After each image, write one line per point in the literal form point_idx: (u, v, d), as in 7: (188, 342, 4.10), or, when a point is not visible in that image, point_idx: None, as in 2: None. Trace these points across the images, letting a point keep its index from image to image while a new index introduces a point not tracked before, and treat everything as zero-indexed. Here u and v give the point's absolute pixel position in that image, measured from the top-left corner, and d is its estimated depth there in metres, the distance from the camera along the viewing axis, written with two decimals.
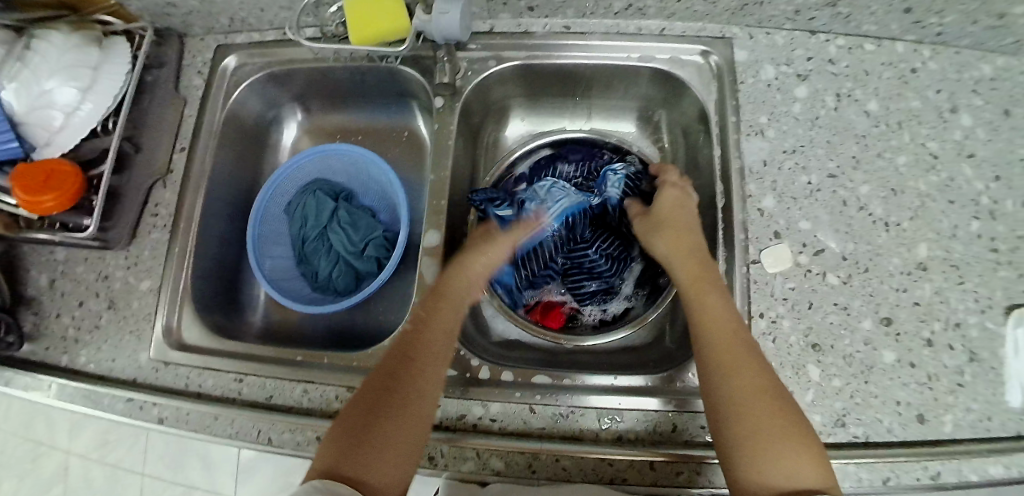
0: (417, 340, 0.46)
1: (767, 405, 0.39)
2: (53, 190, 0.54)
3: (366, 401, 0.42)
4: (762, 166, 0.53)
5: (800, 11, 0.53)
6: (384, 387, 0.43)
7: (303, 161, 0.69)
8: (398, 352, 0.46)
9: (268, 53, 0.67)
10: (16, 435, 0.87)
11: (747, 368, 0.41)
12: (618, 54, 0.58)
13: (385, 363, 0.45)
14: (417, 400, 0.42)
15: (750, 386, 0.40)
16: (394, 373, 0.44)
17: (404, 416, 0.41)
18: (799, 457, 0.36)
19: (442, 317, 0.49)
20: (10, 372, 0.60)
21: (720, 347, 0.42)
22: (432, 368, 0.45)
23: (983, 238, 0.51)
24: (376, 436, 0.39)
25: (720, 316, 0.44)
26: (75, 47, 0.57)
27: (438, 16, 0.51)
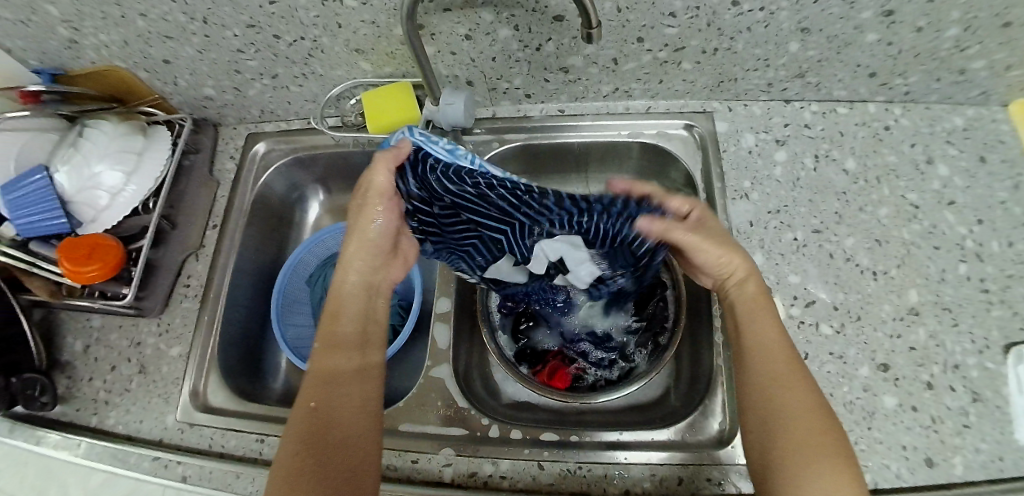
0: (330, 377, 0.46)
1: (814, 428, 0.40)
2: (97, 261, 0.60)
3: (298, 456, 0.41)
4: (749, 226, 0.57)
5: (772, 84, 0.59)
6: (312, 436, 0.43)
7: (324, 237, 0.75)
8: (309, 394, 0.45)
9: (295, 140, 0.75)
10: None
11: (803, 393, 0.42)
12: (608, 132, 0.64)
13: (298, 412, 0.44)
14: (351, 434, 0.44)
15: (804, 411, 0.40)
16: (320, 416, 0.44)
17: (343, 458, 0.42)
18: (837, 481, 0.37)
19: (347, 337, 0.48)
20: (40, 431, 0.64)
21: (773, 369, 0.43)
22: (358, 397, 0.46)
23: (972, 279, 0.53)
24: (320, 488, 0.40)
25: (774, 342, 0.44)
26: (121, 136, 0.64)
27: (445, 107, 0.57)
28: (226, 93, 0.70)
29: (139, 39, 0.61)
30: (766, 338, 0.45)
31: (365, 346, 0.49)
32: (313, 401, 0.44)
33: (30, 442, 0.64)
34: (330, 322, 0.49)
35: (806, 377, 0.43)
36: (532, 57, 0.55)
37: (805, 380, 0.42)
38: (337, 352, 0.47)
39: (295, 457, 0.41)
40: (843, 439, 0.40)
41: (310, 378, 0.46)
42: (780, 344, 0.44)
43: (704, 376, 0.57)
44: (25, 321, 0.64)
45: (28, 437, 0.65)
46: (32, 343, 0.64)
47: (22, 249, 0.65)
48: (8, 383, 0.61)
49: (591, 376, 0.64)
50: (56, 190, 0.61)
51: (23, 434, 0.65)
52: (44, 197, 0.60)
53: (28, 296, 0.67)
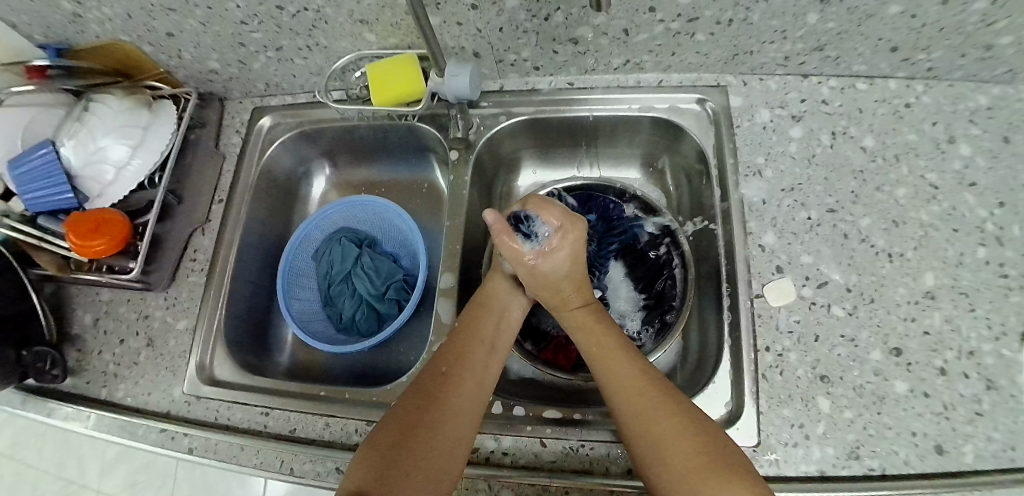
0: (456, 355, 0.49)
1: (688, 460, 0.40)
2: (104, 236, 0.60)
3: (399, 430, 0.44)
4: (762, 204, 0.56)
5: (789, 57, 0.57)
6: (426, 400, 0.45)
7: (330, 213, 0.75)
8: (439, 365, 0.49)
9: (299, 114, 0.74)
10: (49, 473, 0.88)
11: (660, 425, 0.42)
12: (619, 106, 0.62)
13: (423, 377, 0.48)
14: (457, 415, 0.45)
15: (675, 445, 0.41)
16: (435, 387, 0.47)
17: (443, 431, 0.44)
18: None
19: (484, 329, 0.52)
20: (53, 403, 0.65)
21: (632, 406, 0.44)
22: (475, 384, 0.48)
23: (992, 263, 0.51)
24: (416, 451, 0.42)
25: (625, 375, 0.46)
26: (127, 110, 0.64)
27: (451, 79, 0.56)
28: (230, 66, 0.69)
29: (142, 10, 0.60)
30: (615, 372, 0.47)
31: (491, 350, 0.51)
32: (436, 371, 0.48)
33: (41, 415, 0.65)
34: (472, 313, 0.54)
35: (667, 402, 0.44)
36: (540, 27, 0.54)
37: (672, 411, 0.43)
38: (469, 338, 0.51)
39: (408, 415, 0.44)
40: (733, 456, 0.41)
41: (441, 352, 0.50)
42: (633, 377, 0.46)
43: (712, 358, 0.55)
44: (34, 296, 0.64)
45: (39, 408, 0.65)
46: (41, 317, 0.64)
47: (30, 225, 0.66)
48: (18, 356, 0.61)
49: None
50: (63, 164, 0.61)
51: (34, 406, 0.66)
52: (52, 170, 0.60)
53: (38, 270, 0.67)
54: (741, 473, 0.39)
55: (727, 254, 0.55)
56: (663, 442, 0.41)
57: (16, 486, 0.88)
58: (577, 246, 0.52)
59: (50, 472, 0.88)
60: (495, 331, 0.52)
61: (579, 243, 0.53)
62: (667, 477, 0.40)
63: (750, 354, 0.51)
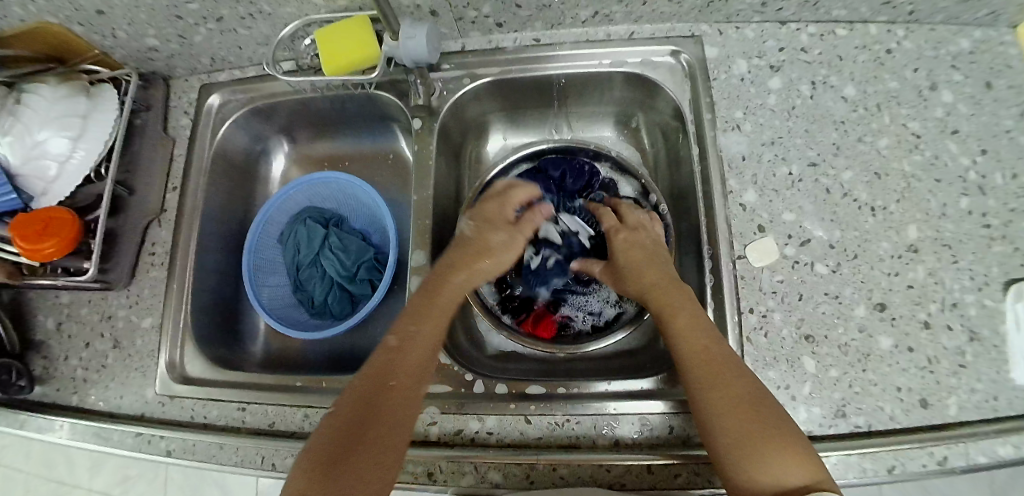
0: (393, 358, 0.45)
1: (763, 420, 0.39)
2: (52, 236, 0.54)
3: (333, 438, 0.40)
4: (742, 160, 0.53)
5: (766, 3, 0.54)
6: (363, 410, 0.42)
7: (292, 192, 0.70)
8: (372, 371, 0.45)
9: (250, 89, 0.69)
10: (38, 476, 0.84)
11: (733, 388, 0.41)
12: (590, 62, 0.59)
13: (357, 387, 0.44)
14: (395, 419, 0.42)
15: (742, 408, 0.40)
16: (374, 394, 0.43)
17: (381, 439, 0.41)
18: (792, 462, 0.37)
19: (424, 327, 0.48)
20: (24, 415, 0.61)
21: (709, 374, 0.42)
22: (410, 384, 0.44)
23: (974, 213, 0.50)
24: (352, 455, 0.39)
25: (695, 337, 0.44)
26: (63, 99, 0.58)
27: (406, 41, 0.52)
28: (171, 41, 0.63)
29: None
30: (686, 336, 0.44)
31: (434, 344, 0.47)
32: (372, 379, 0.44)
33: (12, 427, 0.61)
34: (411, 311, 0.49)
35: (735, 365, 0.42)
36: None
37: (741, 373, 0.42)
38: (407, 335, 0.47)
39: (345, 417, 0.41)
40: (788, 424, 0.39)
41: (377, 356, 0.46)
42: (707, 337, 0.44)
43: None
44: None
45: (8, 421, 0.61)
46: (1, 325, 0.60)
47: None
48: None
49: (579, 323, 0.62)
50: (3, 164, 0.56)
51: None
52: None
53: None
54: (794, 445, 0.38)
55: (706, 216, 0.54)
56: (733, 405, 0.40)
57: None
58: (644, 242, 0.54)
59: (40, 474, 0.84)
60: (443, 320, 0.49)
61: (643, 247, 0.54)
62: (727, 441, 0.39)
63: (733, 317, 0.49)
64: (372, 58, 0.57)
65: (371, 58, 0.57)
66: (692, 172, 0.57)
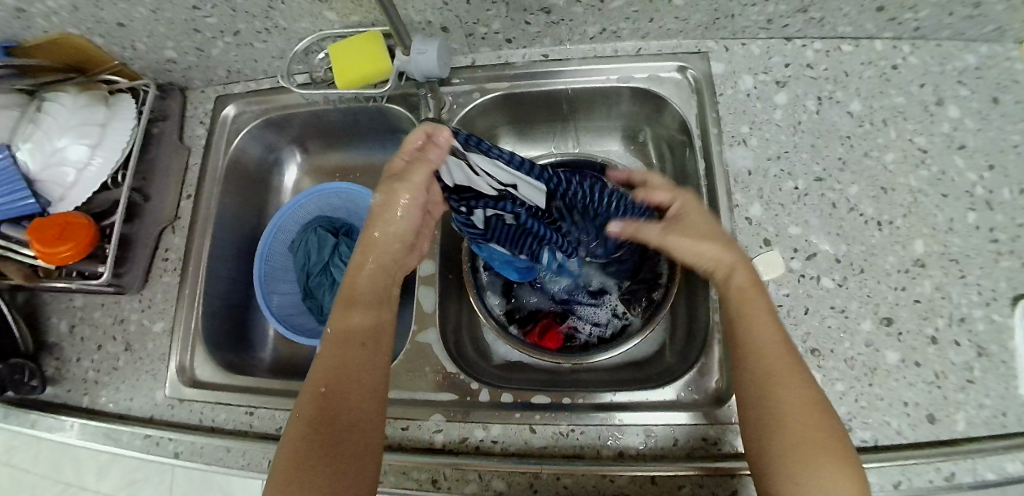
0: (335, 363, 0.44)
1: (817, 427, 0.38)
2: (68, 241, 0.56)
3: (293, 460, 0.39)
4: (747, 174, 0.54)
5: (772, 20, 0.55)
6: (316, 422, 0.41)
7: (303, 201, 0.71)
8: (317, 380, 0.43)
9: (264, 101, 0.70)
10: (47, 478, 0.85)
11: (796, 390, 0.40)
12: (597, 77, 0.60)
13: (305, 401, 0.42)
14: (358, 421, 0.42)
15: (799, 411, 0.39)
16: (324, 404, 0.42)
17: (348, 445, 0.41)
18: (838, 475, 0.37)
19: (361, 325, 0.46)
20: (35, 415, 0.63)
21: (773, 370, 0.41)
22: (363, 384, 0.44)
23: (982, 228, 0.50)
24: (319, 469, 0.39)
25: (764, 335, 0.42)
26: (83, 108, 0.60)
27: (417, 56, 0.53)
28: (188, 54, 0.65)
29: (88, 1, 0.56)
30: (752, 332, 0.43)
31: (377, 337, 0.46)
32: (319, 387, 0.43)
33: (25, 426, 0.62)
34: (343, 313, 0.47)
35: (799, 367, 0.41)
36: None
37: (803, 375, 0.41)
38: (347, 335, 0.46)
39: (302, 435, 0.40)
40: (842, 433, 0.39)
41: (318, 365, 0.44)
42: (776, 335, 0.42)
43: (701, 329, 0.54)
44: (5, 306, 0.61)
45: (21, 421, 0.63)
46: (15, 327, 0.62)
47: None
48: None
49: (584, 333, 0.63)
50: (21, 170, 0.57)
51: (16, 418, 0.63)
52: (9, 176, 0.56)
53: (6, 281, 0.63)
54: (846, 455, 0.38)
55: None
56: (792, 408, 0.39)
57: (16, 490, 0.86)
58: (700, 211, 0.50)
59: (48, 476, 0.85)
60: (376, 314, 0.47)
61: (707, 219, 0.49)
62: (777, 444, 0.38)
63: None
64: (381, 71, 0.57)
65: (380, 72, 0.57)
66: (698, 186, 0.57)
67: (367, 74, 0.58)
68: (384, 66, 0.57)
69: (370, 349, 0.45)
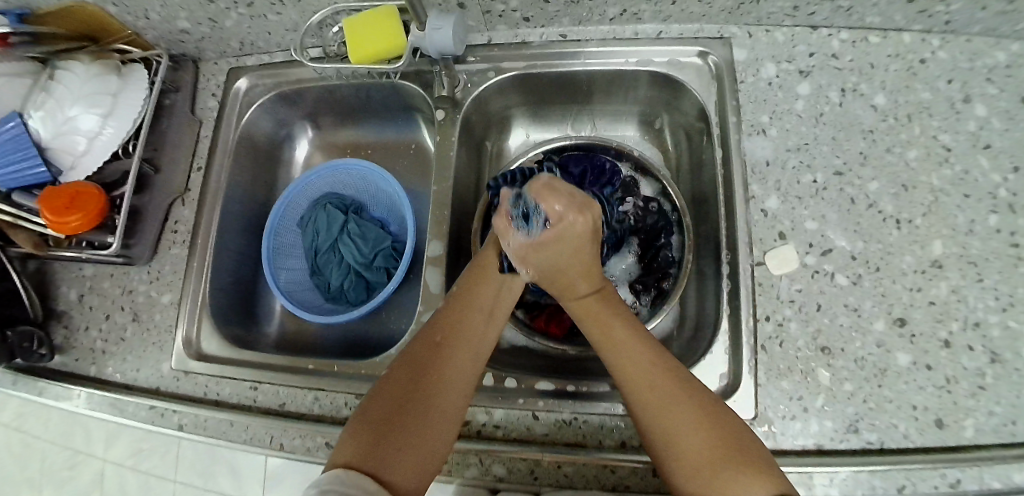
0: (451, 326, 0.46)
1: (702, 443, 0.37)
2: (78, 211, 0.56)
3: (390, 404, 0.40)
4: (766, 165, 0.53)
5: (799, 7, 0.53)
6: (419, 372, 0.42)
7: (314, 178, 0.71)
8: (435, 333, 0.46)
9: (277, 74, 0.70)
10: (56, 443, 0.86)
11: (677, 403, 0.39)
12: (616, 60, 0.59)
13: (415, 347, 0.45)
14: (450, 388, 0.43)
15: (678, 423, 0.39)
16: (428, 359, 0.43)
17: (439, 407, 0.41)
18: (749, 479, 0.35)
19: (484, 299, 0.49)
20: (43, 383, 0.63)
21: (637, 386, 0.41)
22: (469, 355, 0.45)
23: (1003, 232, 0.49)
24: (411, 419, 0.39)
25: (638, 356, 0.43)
26: (95, 77, 0.59)
27: (432, 32, 0.52)
28: (202, 24, 0.64)
29: None
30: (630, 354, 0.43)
31: (491, 313, 0.49)
32: (432, 340, 0.45)
33: (32, 393, 0.63)
34: (473, 279, 0.50)
35: (676, 381, 0.41)
36: None
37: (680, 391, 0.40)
38: (469, 303, 0.48)
39: (405, 383, 0.42)
40: (748, 442, 0.38)
41: (436, 322, 0.47)
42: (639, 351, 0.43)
43: (709, 323, 0.54)
44: (14, 273, 0.61)
45: (29, 387, 0.64)
46: (25, 295, 0.62)
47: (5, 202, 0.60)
48: (3, 335, 0.60)
49: None
50: (33, 137, 0.57)
51: (25, 385, 0.64)
52: (22, 144, 0.56)
53: (16, 248, 0.63)
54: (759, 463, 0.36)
55: (726, 219, 0.53)
56: (664, 406, 0.40)
57: (26, 455, 0.88)
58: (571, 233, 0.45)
59: (58, 441, 0.87)
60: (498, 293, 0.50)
61: (592, 229, 0.45)
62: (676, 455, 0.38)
63: (749, 323, 0.49)
64: (401, 49, 0.57)
65: (400, 50, 0.57)
66: (714, 175, 0.56)
67: (388, 51, 0.57)
68: (403, 43, 0.56)
69: (485, 323, 0.48)
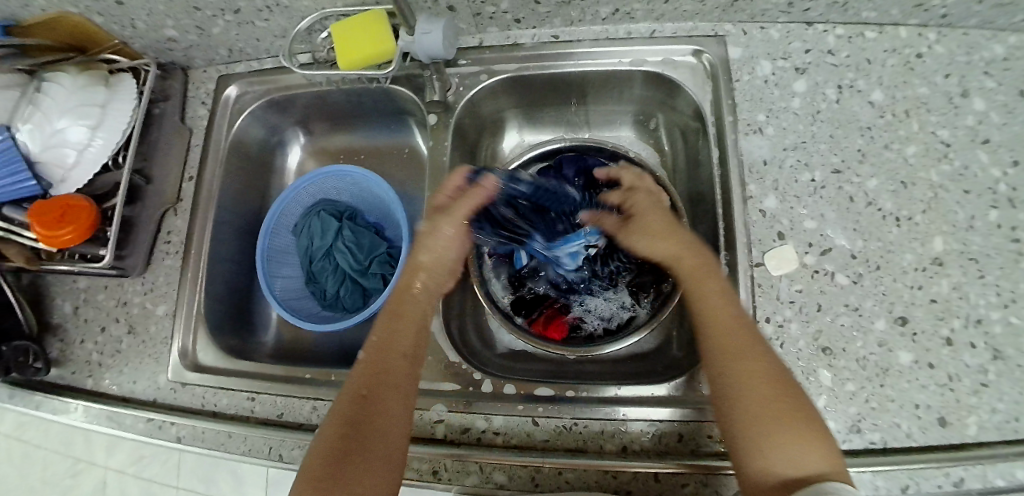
0: (371, 373, 0.44)
1: (769, 402, 0.39)
2: (70, 224, 0.55)
3: (329, 463, 0.40)
4: (763, 164, 0.52)
5: (793, 3, 0.53)
6: (349, 430, 0.41)
7: (307, 185, 0.70)
8: (358, 383, 0.44)
9: (267, 81, 0.69)
10: (58, 453, 0.86)
11: (757, 366, 0.40)
12: (609, 60, 0.58)
13: (343, 405, 0.43)
14: (384, 432, 0.42)
15: (756, 376, 0.40)
16: (353, 417, 0.42)
17: (378, 454, 0.41)
18: (803, 447, 0.37)
19: (399, 337, 0.47)
20: (39, 396, 0.62)
21: (729, 341, 0.42)
22: (400, 393, 0.44)
23: (1004, 227, 0.48)
24: (350, 474, 0.39)
25: (722, 310, 0.43)
26: (83, 88, 0.58)
27: (421, 37, 0.52)
28: (189, 32, 0.64)
29: None
30: (718, 309, 0.44)
31: (411, 349, 0.47)
32: (355, 397, 0.43)
33: (28, 408, 0.63)
34: (388, 323, 0.48)
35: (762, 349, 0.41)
36: None
37: (760, 351, 0.41)
38: (386, 349, 0.46)
39: (338, 442, 0.41)
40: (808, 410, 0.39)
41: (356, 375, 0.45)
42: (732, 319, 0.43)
43: None
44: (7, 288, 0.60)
45: (25, 402, 0.63)
46: (18, 308, 0.61)
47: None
48: None
49: (590, 325, 0.62)
50: (22, 150, 0.56)
51: (21, 399, 0.63)
52: (10, 158, 0.56)
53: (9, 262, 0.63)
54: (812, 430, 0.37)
55: (725, 219, 0.53)
56: (754, 380, 0.40)
57: (26, 465, 0.87)
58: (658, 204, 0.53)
59: (59, 451, 0.86)
60: (416, 328, 0.48)
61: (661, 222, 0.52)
62: (738, 417, 0.39)
63: None
64: (390, 52, 0.56)
65: (389, 53, 0.56)
66: (711, 175, 0.55)
67: (376, 53, 0.56)
68: (393, 45, 0.55)
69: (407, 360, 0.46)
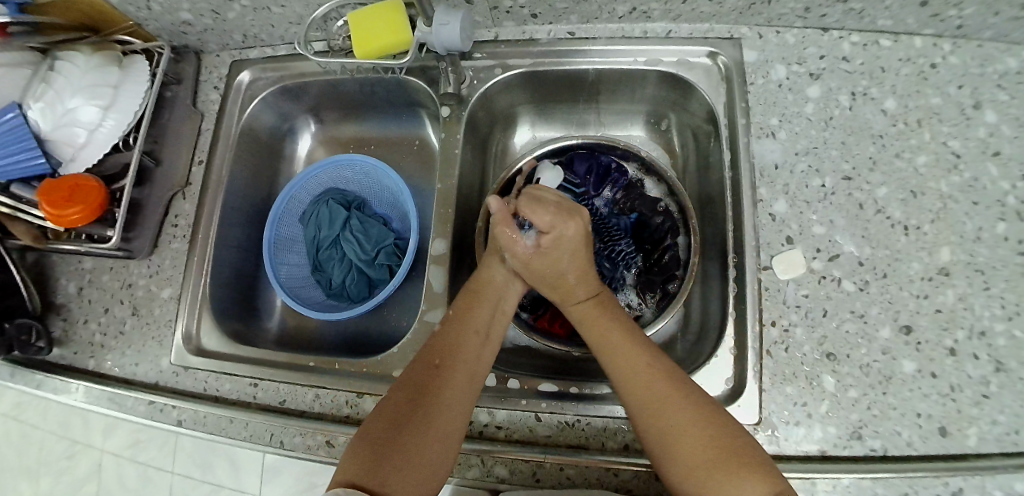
0: (447, 347, 0.46)
1: (699, 438, 0.39)
2: (78, 204, 0.55)
3: (388, 426, 0.40)
4: (774, 168, 0.52)
5: (810, 9, 0.53)
6: (415, 397, 0.42)
7: (316, 173, 0.70)
8: (432, 356, 0.46)
9: (281, 68, 0.69)
10: (54, 434, 0.86)
11: (677, 402, 0.41)
12: (624, 58, 0.58)
13: (415, 369, 0.45)
14: (449, 408, 0.42)
15: (678, 417, 0.40)
16: (420, 386, 0.43)
17: (439, 429, 0.41)
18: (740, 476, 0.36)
19: (476, 320, 0.49)
20: (40, 375, 0.63)
21: (640, 385, 0.43)
22: (467, 375, 0.45)
23: (1011, 240, 0.48)
24: (408, 441, 0.39)
25: (630, 352, 0.45)
26: (96, 68, 0.58)
27: (439, 28, 0.52)
28: (204, 16, 0.64)
29: None
30: (623, 349, 0.45)
31: (486, 332, 0.49)
32: (426, 367, 0.44)
33: (30, 386, 0.63)
34: (466, 303, 0.50)
35: (678, 381, 0.42)
36: None
37: (680, 387, 0.42)
38: (463, 328, 0.48)
39: (402, 406, 0.42)
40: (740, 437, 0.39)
41: (432, 345, 0.47)
42: (643, 361, 0.44)
43: (714, 327, 0.53)
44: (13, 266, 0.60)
45: (27, 381, 0.64)
46: (22, 286, 0.61)
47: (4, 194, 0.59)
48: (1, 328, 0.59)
49: None
50: (33, 129, 0.56)
51: (24, 378, 0.64)
52: (21, 136, 0.56)
53: (15, 241, 0.63)
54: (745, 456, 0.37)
55: (735, 222, 0.53)
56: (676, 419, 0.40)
57: (23, 444, 0.88)
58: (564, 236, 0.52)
59: (56, 432, 0.86)
60: (492, 312, 0.50)
61: (585, 232, 0.50)
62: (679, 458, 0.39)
63: (754, 329, 0.48)
64: (405, 45, 0.56)
65: (404, 46, 0.56)
66: (722, 177, 0.55)
67: (391, 44, 0.56)
68: (409, 38, 0.55)
69: (481, 342, 0.48)
